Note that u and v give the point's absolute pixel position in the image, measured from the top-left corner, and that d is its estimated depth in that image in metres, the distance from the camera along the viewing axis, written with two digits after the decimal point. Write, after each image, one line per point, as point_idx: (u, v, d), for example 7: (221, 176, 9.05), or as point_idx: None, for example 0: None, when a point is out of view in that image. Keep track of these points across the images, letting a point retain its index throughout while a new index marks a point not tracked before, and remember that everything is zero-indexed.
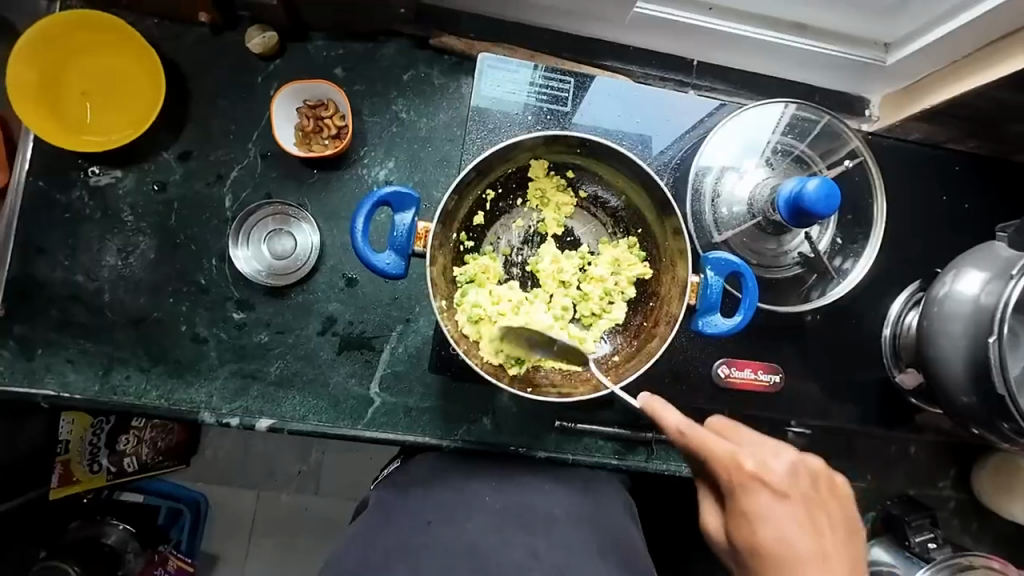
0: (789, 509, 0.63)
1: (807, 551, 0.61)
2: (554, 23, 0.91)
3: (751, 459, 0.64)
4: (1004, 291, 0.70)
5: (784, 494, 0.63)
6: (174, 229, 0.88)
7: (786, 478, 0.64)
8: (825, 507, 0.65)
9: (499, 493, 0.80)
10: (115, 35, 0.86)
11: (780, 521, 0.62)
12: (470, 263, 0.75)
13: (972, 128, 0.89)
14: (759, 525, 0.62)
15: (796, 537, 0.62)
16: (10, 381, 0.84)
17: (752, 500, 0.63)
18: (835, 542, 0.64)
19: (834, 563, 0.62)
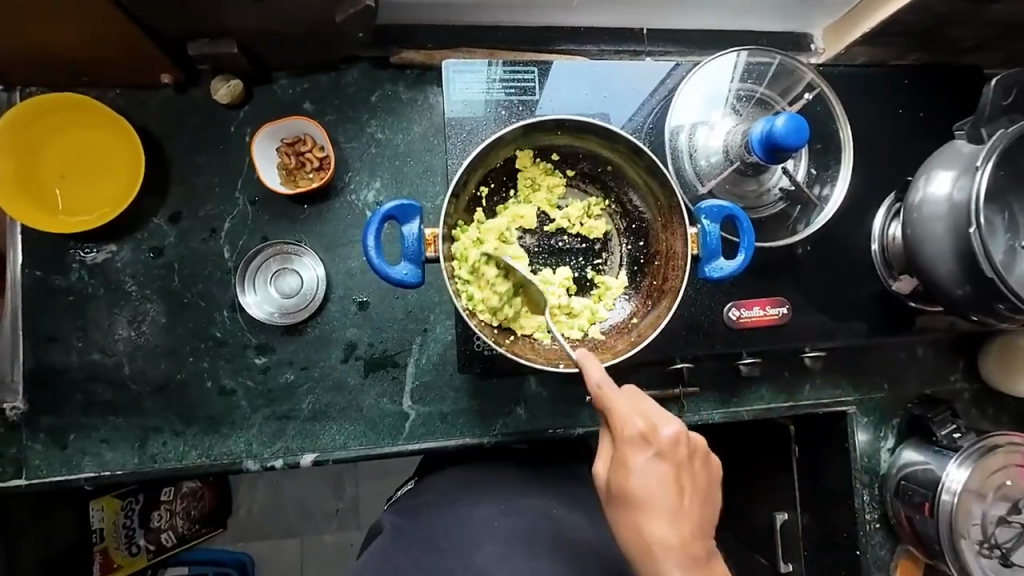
0: (662, 471, 0.63)
1: (666, 515, 0.63)
2: (505, 19, 0.94)
3: (640, 421, 0.64)
4: (973, 184, 0.75)
5: (660, 456, 0.64)
6: (180, 290, 0.89)
7: (669, 443, 0.64)
8: (699, 481, 0.66)
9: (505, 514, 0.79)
10: (84, 113, 0.87)
11: (648, 479, 0.63)
12: (461, 239, 0.74)
13: (913, 42, 0.94)
14: (631, 479, 0.64)
15: (663, 499, 0.63)
16: (49, 472, 0.84)
17: (631, 455, 0.64)
18: (696, 509, 0.65)
19: (687, 527, 0.64)
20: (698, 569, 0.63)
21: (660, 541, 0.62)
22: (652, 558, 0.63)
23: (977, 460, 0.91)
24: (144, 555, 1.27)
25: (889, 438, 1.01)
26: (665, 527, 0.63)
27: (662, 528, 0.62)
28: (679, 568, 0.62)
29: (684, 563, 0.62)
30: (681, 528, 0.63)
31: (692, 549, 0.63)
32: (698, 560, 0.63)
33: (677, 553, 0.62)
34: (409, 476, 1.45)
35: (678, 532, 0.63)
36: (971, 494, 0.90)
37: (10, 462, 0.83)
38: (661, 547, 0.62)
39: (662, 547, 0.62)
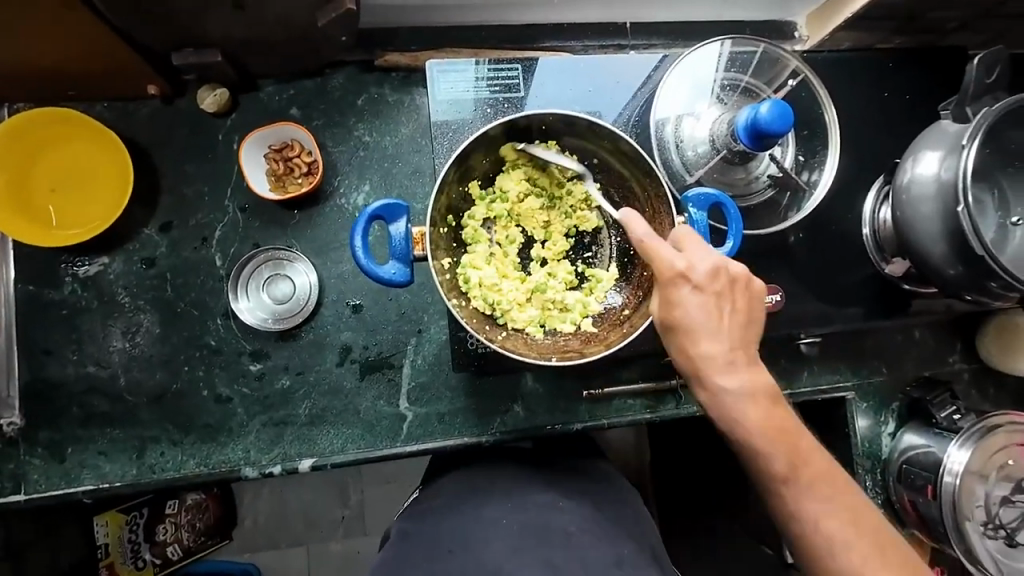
0: (705, 301, 0.68)
1: (712, 336, 0.68)
2: (488, 18, 0.94)
3: (677, 256, 0.68)
4: (959, 163, 0.75)
5: (702, 288, 0.68)
6: (173, 299, 0.89)
7: (707, 275, 0.68)
8: (742, 307, 0.70)
9: (514, 513, 0.81)
10: (70, 128, 0.87)
11: (693, 308, 0.68)
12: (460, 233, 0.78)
13: (896, 26, 0.94)
14: (676, 310, 0.69)
15: (710, 328, 0.68)
16: (47, 486, 0.84)
17: (674, 290, 0.68)
18: (742, 333, 0.70)
19: (735, 349, 0.69)
20: (749, 378, 0.69)
21: (714, 364, 0.69)
22: (704, 375, 0.69)
23: (978, 442, 0.90)
24: (150, 569, 1.28)
25: (889, 423, 1.01)
26: (712, 347, 0.68)
27: (710, 347, 0.68)
28: (729, 378, 0.68)
29: (736, 373, 0.69)
30: (730, 351, 0.69)
31: (741, 363, 0.69)
32: (747, 370, 0.69)
33: (726, 367, 0.68)
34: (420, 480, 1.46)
35: (726, 348, 0.69)
36: (973, 476, 0.90)
37: (9, 478, 0.83)
38: (712, 362, 0.69)
39: (712, 363, 0.69)
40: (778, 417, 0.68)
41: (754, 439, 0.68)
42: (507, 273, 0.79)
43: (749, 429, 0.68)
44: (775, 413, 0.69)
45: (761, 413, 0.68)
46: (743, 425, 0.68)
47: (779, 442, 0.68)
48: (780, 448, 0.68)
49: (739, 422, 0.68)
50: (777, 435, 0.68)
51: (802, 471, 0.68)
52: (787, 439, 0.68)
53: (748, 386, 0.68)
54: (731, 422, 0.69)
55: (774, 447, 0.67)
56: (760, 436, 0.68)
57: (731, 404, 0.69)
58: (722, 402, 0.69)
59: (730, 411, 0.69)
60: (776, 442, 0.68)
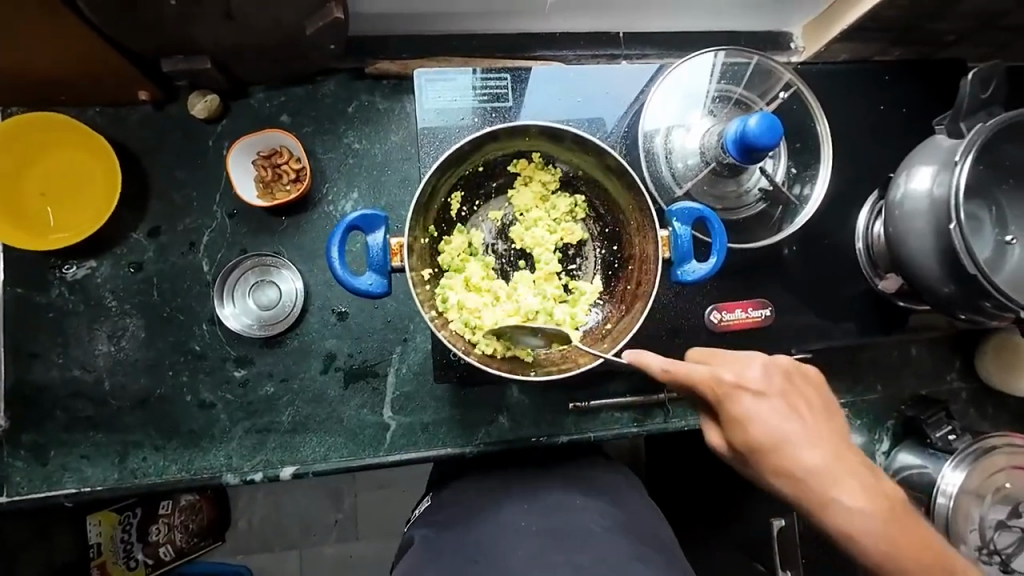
0: (771, 405, 0.67)
1: (795, 442, 0.66)
2: (480, 27, 0.94)
3: (725, 370, 0.67)
4: (952, 179, 0.73)
5: (763, 393, 0.67)
6: (159, 304, 0.89)
7: (760, 377, 0.68)
8: (802, 399, 0.69)
9: (533, 514, 0.80)
10: (62, 133, 0.88)
11: (765, 419, 0.66)
12: (445, 251, 0.78)
13: (893, 38, 0.93)
14: (749, 426, 0.66)
15: (790, 432, 0.66)
16: (30, 489, 0.84)
17: (738, 407, 0.66)
18: (822, 426, 0.68)
19: (824, 444, 0.67)
20: (849, 471, 0.66)
21: (812, 469, 0.66)
22: (806, 489, 0.65)
23: (973, 463, 0.88)
24: (142, 570, 1.27)
25: (883, 441, 0.98)
26: (798, 455, 0.66)
27: (799, 458, 0.66)
28: (831, 482, 0.65)
29: (833, 475, 0.66)
30: (820, 450, 0.67)
31: (833, 463, 0.66)
32: (841, 464, 0.66)
33: (822, 470, 0.66)
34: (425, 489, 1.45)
35: (816, 448, 0.66)
36: (969, 496, 0.88)
37: None
38: (807, 471, 0.66)
39: (808, 472, 0.65)
40: (892, 505, 0.66)
41: (882, 539, 0.65)
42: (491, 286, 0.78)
43: (871, 530, 0.65)
44: (888, 501, 0.66)
45: (878, 509, 0.65)
46: (865, 530, 0.65)
47: (902, 532, 0.65)
48: (908, 539, 0.65)
49: (855, 526, 0.65)
50: (902, 523, 0.65)
51: (932, 556, 0.66)
52: (906, 526, 0.66)
53: (851, 482, 0.66)
54: (849, 530, 0.65)
55: (901, 540, 0.65)
56: (886, 533, 0.65)
57: (850, 507, 0.65)
58: (833, 511, 0.65)
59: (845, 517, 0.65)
60: (898, 535, 0.65)
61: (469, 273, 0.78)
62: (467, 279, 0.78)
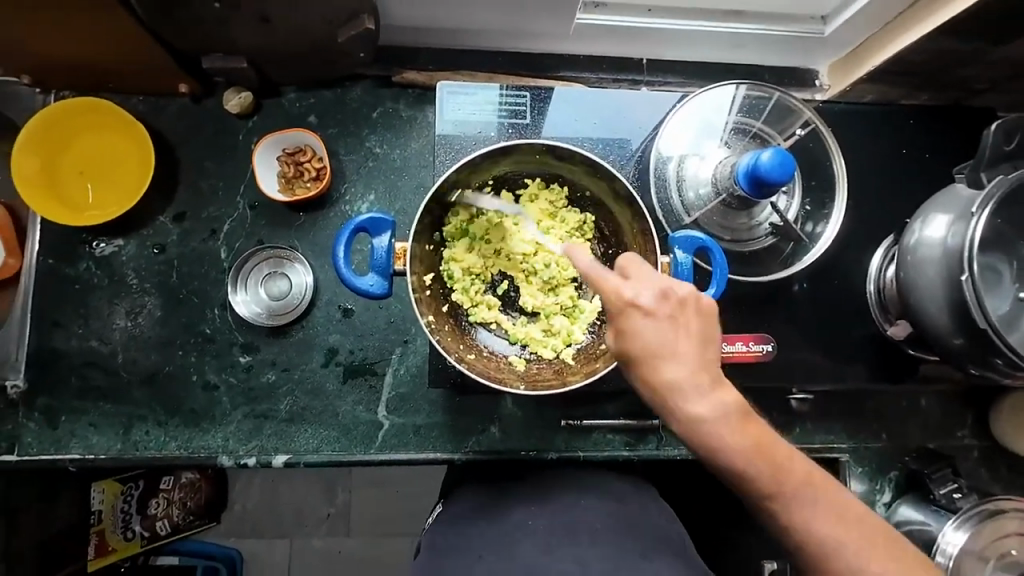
0: (663, 329, 0.61)
1: (679, 366, 0.61)
2: (505, 45, 0.96)
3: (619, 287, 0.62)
4: (967, 230, 0.72)
5: (658, 315, 0.61)
6: (176, 285, 0.93)
7: (657, 299, 0.61)
8: (704, 327, 0.63)
9: (540, 514, 0.80)
10: (105, 118, 0.94)
11: (650, 338, 0.61)
12: (450, 228, 0.79)
13: (920, 82, 0.92)
14: (632, 345, 0.62)
15: (672, 357, 0.61)
16: (39, 450, 0.88)
17: (626, 327, 0.62)
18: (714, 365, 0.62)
19: (707, 379, 0.61)
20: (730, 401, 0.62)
21: (684, 398, 0.61)
22: (683, 408, 0.61)
23: (977, 525, 0.84)
24: (138, 542, 1.29)
25: (885, 491, 0.95)
26: (682, 380, 0.61)
27: (682, 381, 0.61)
28: (708, 407, 0.61)
29: (711, 400, 0.61)
30: (699, 384, 0.61)
31: (714, 388, 0.61)
32: (724, 391, 0.62)
33: (702, 395, 0.61)
34: (421, 492, 1.46)
35: (701, 374, 0.61)
36: (971, 558, 0.84)
37: (5, 438, 0.88)
38: (686, 394, 0.61)
39: (686, 394, 0.61)
40: (765, 441, 0.61)
41: (745, 472, 0.61)
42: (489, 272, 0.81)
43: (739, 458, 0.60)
44: (761, 436, 0.61)
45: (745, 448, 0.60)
46: (734, 458, 0.60)
47: (773, 469, 0.60)
48: (772, 475, 0.60)
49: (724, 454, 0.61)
50: (771, 462, 0.61)
51: (805, 503, 0.61)
52: (778, 464, 0.61)
53: (729, 411, 0.61)
54: (719, 456, 0.61)
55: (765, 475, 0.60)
56: (756, 465, 0.60)
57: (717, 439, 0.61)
58: (706, 435, 0.61)
59: (716, 443, 0.61)
60: (769, 469, 0.60)
61: (470, 254, 0.80)
62: (467, 261, 0.80)
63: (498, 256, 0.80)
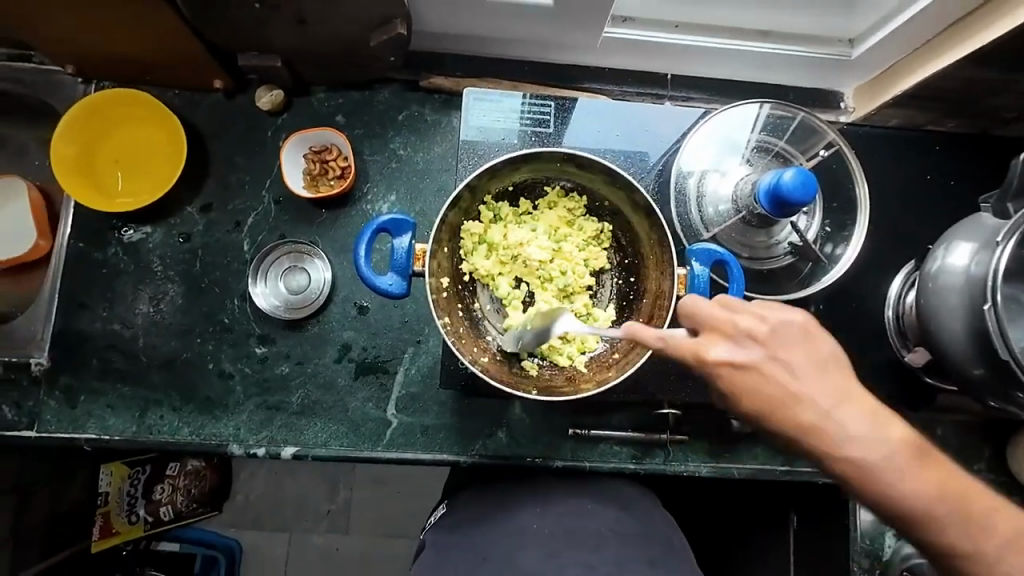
0: (766, 376, 0.60)
1: (796, 408, 0.60)
2: (532, 55, 0.98)
3: (708, 346, 0.60)
4: (991, 260, 0.71)
5: (757, 366, 0.60)
6: (199, 275, 0.95)
7: (753, 346, 0.60)
8: (810, 356, 0.61)
9: (545, 517, 0.82)
10: (140, 109, 0.97)
11: (759, 388, 0.60)
12: (468, 235, 0.80)
13: (947, 109, 0.92)
14: (747, 397, 0.61)
15: (784, 398, 0.60)
16: (57, 428, 0.91)
17: (729, 382, 0.61)
18: (824, 387, 0.60)
19: (825, 404, 0.60)
20: (857, 424, 0.60)
21: (814, 436, 0.60)
22: (816, 448, 0.60)
23: None
24: (141, 527, 1.30)
25: None
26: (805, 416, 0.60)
27: (801, 420, 0.60)
28: (836, 440, 0.60)
29: (841, 429, 0.60)
30: (819, 416, 0.60)
31: (835, 418, 0.60)
32: (845, 417, 0.60)
33: (827, 431, 0.60)
34: (422, 494, 1.46)
35: (820, 407, 0.60)
36: None
37: (26, 414, 0.91)
38: (809, 438, 0.60)
39: (811, 434, 0.60)
40: (903, 459, 0.60)
41: (890, 497, 0.59)
42: (505, 277, 0.81)
43: (881, 484, 0.60)
44: (899, 451, 0.60)
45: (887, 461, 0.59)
46: (878, 487, 0.60)
47: (919, 482, 0.59)
48: (913, 492, 0.59)
49: (866, 483, 0.60)
50: (914, 478, 0.59)
51: (953, 520, 0.59)
52: (921, 484, 0.59)
53: (857, 436, 0.60)
54: (862, 490, 0.60)
55: (909, 496, 0.59)
56: (902, 492, 0.59)
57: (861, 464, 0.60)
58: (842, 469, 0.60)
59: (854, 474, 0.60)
60: (918, 488, 0.59)
61: (488, 260, 0.80)
62: (484, 267, 0.80)
63: (515, 262, 0.81)
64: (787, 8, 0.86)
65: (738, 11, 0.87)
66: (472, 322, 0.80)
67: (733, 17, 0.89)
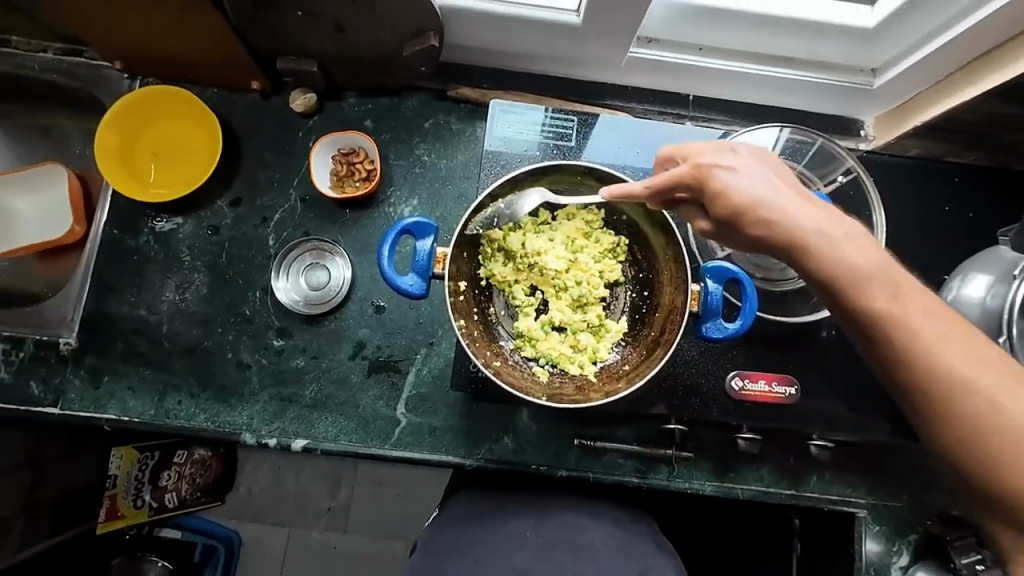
0: (752, 177, 0.61)
1: (780, 202, 0.60)
2: (557, 71, 1.01)
3: (701, 153, 0.63)
4: (1008, 293, 0.72)
5: (741, 168, 0.61)
6: (224, 267, 0.98)
7: (735, 155, 0.62)
8: (784, 172, 0.63)
9: (538, 528, 0.85)
10: (180, 106, 1.01)
11: (744, 186, 0.60)
12: (484, 244, 0.81)
13: (969, 141, 0.92)
14: (734, 195, 0.60)
15: (770, 197, 0.60)
16: (80, 407, 0.94)
17: (718, 181, 0.61)
18: (806, 196, 0.61)
19: (810, 209, 0.60)
20: (835, 224, 0.59)
21: (800, 234, 0.59)
22: (798, 247, 0.59)
23: None
24: (145, 512, 1.32)
25: (902, 554, 0.92)
26: (791, 215, 0.59)
27: (785, 218, 0.59)
28: (816, 230, 0.59)
29: (825, 231, 0.59)
30: (806, 216, 0.59)
31: (815, 214, 0.60)
32: (821, 212, 0.60)
33: (804, 223, 0.59)
34: (425, 497, 1.47)
35: (800, 201, 0.60)
36: None
37: (51, 392, 0.94)
38: (789, 227, 0.59)
39: (791, 225, 0.59)
40: (876, 252, 0.59)
41: (864, 289, 0.58)
42: (520, 286, 0.82)
43: (856, 278, 0.58)
44: (874, 250, 0.59)
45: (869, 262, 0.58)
46: (856, 287, 0.58)
47: (896, 288, 0.58)
48: (886, 289, 0.58)
49: (842, 278, 0.58)
50: (887, 273, 0.58)
51: (933, 333, 0.57)
52: (899, 291, 0.58)
53: (835, 229, 0.59)
54: (845, 291, 0.58)
55: (882, 290, 0.58)
56: (886, 294, 0.58)
57: (846, 264, 0.58)
58: (819, 263, 0.58)
59: (830, 267, 0.58)
60: (893, 285, 0.58)
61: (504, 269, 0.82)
62: (500, 276, 0.82)
63: (530, 271, 0.82)
64: (810, 36, 0.88)
65: (760, 36, 0.89)
66: (487, 327, 0.82)
67: (756, 42, 0.91)
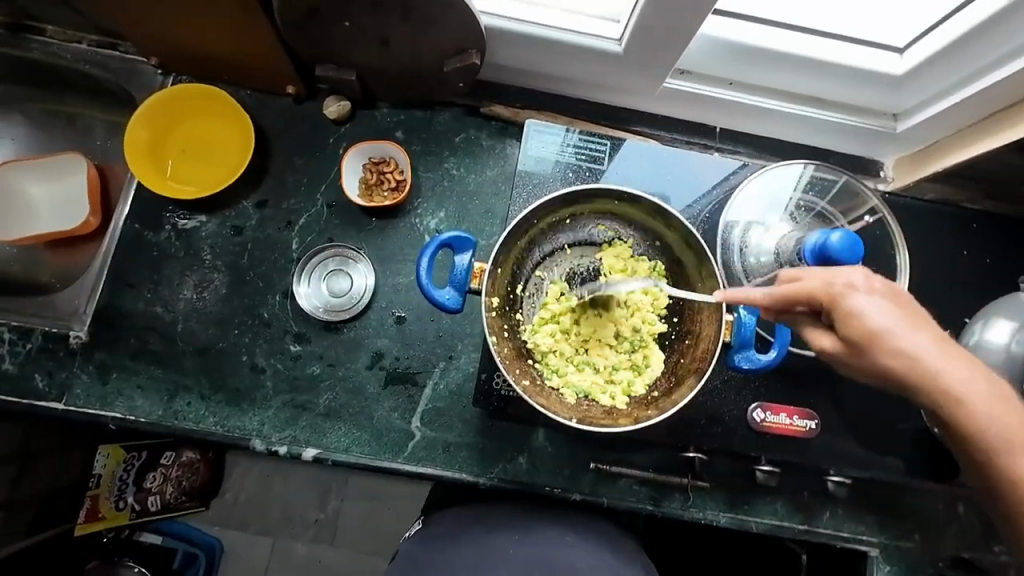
0: (886, 310, 0.64)
1: (905, 334, 0.64)
2: (590, 95, 1.02)
3: (835, 277, 0.65)
4: None
5: (874, 301, 0.65)
6: (245, 268, 0.97)
7: (867, 284, 0.65)
8: (906, 306, 0.66)
9: (521, 545, 0.86)
10: (211, 104, 1.01)
11: (874, 316, 0.64)
12: (518, 272, 0.84)
13: (987, 189, 0.95)
14: (868, 327, 0.64)
15: (900, 330, 0.64)
16: (84, 403, 0.91)
17: (852, 309, 0.64)
18: (927, 326, 0.66)
19: (934, 342, 0.65)
20: (949, 353, 0.65)
21: (926, 365, 0.64)
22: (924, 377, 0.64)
23: None
24: (127, 515, 1.28)
25: None
26: (917, 348, 0.64)
27: (909, 351, 0.64)
28: (938, 363, 0.64)
29: (944, 360, 0.64)
30: (930, 347, 0.64)
31: (932, 344, 0.65)
32: (939, 341, 0.65)
33: (929, 356, 0.64)
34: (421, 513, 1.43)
35: (923, 337, 0.65)
36: None
37: (56, 386, 0.91)
38: (916, 361, 0.64)
39: (913, 355, 0.64)
40: (979, 377, 0.66)
41: (972, 413, 0.65)
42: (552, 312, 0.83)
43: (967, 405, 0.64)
44: (976, 374, 0.66)
45: (979, 392, 0.65)
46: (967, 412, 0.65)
47: (999, 413, 0.65)
48: (989, 409, 0.65)
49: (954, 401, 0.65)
50: (992, 398, 0.65)
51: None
52: (1001, 414, 0.66)
53: (951, 359, 0.65)
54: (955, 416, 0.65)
55: (985, 411, 0.65)
56: (990, 420, 0.65)
57: (961, 391, 0.64)
58: (936, 388, 0.64)
59: (948, 393, 0.64)
60: (997, 412, 0.65)
61: (535, 298, 0.85)
62: (531, 305, 0.85)
63: (561, 301, 0.84)
64: (840, 78, 0.90)
65: (792, 76, 0.91)
66: (516, 347, 0.82)
67: (786, 82, 0.93)
